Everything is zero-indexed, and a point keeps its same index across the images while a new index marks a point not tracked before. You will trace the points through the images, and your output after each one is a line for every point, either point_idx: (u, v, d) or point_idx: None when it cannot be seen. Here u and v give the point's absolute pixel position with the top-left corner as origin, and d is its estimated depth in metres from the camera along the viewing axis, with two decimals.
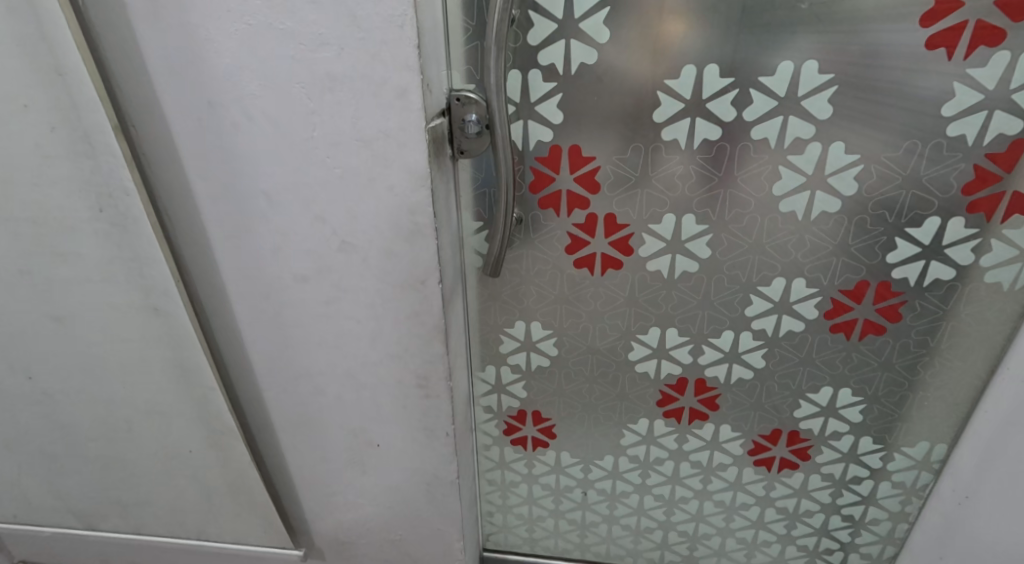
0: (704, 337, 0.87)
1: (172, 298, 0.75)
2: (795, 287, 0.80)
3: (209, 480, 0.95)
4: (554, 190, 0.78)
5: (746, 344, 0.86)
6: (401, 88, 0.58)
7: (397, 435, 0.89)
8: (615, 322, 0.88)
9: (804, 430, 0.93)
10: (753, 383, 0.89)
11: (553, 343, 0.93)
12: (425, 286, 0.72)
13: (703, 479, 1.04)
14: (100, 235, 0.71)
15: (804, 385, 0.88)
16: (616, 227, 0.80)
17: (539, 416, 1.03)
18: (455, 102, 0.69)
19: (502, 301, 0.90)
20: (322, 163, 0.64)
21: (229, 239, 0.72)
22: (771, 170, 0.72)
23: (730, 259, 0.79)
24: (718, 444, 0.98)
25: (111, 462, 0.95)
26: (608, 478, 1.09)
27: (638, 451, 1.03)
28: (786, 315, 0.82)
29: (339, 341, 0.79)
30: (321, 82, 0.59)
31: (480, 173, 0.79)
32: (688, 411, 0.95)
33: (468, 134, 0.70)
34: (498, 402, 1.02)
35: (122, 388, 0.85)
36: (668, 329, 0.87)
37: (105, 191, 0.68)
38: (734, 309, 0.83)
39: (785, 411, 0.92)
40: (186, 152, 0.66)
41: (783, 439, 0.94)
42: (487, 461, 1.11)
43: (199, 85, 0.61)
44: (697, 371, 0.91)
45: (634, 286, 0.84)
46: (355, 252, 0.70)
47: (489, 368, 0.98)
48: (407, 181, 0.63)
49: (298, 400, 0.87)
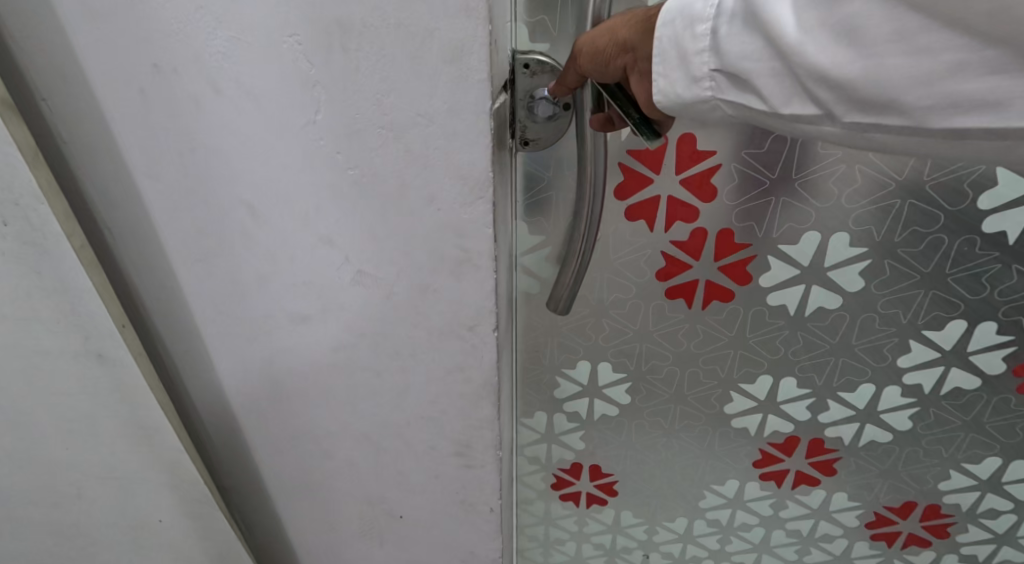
0: (829, 390, 0.76)
1: (117, 342, 0.54)
2: (978, 335, 0.68)
3: (187, 552, 0.75)
4: (652, 196, 0.65)
5: (891, 401, 0.75)
6: (454, 46, 0.37)
7: (425, 509, 0.68)
8: (713, 367, 0.76)
9: (948, 504, 0.82)
10: (890, 447, 0.78)
11: (626, 390, 0.79)
12: (474, 335, 0.50)
13: (800, 550, 0.94)
14: (10, 257, 0.49)
15: (962, 454, 0.77)
16: (730, 249, 0.67)
17: (598, 470, 0.89)
18: (521, 70, 0.53)
19: (561, 336, 0.76)
20: (327, 159, 0.43)
21: (200, 265, 0.51)
22: (986, 173, 0.58)
23: (887, 294, 0.67)
24: (826, 513, 0.88)
25: (52, 536, 0.73)
26: (678, 540, 0.97)
27: (720, 515, 0.91)
28: (956, 367, 0.71)
29: (352, 396, 0.58)
30: (328, 35, 0.38)
31: (541, 172, 0.63)
32: (794, 474, 0.84)
33: (536, 118, 0.54)
34: (547, 453, 0.88)
35: (65, 451, 0.64)
36: (784, 379, 0.76)
37: (6, 197, 0.45)
38: (883, 358, 0.72)
39: (928, 483, 0.81)
40: (129, 141, 0.45)
41: (916, 514, 0.84)
42: (529, 515, 0.97)
43: (138, 37, 0.40)
44: (814, 430, 0.79)
45: (744, 324, 0.72)
46: (376, 286, 0.49)
47: (539, 414, 0.84)
48: (457, 192, 0.42)
49: (298, 463, 0.67)
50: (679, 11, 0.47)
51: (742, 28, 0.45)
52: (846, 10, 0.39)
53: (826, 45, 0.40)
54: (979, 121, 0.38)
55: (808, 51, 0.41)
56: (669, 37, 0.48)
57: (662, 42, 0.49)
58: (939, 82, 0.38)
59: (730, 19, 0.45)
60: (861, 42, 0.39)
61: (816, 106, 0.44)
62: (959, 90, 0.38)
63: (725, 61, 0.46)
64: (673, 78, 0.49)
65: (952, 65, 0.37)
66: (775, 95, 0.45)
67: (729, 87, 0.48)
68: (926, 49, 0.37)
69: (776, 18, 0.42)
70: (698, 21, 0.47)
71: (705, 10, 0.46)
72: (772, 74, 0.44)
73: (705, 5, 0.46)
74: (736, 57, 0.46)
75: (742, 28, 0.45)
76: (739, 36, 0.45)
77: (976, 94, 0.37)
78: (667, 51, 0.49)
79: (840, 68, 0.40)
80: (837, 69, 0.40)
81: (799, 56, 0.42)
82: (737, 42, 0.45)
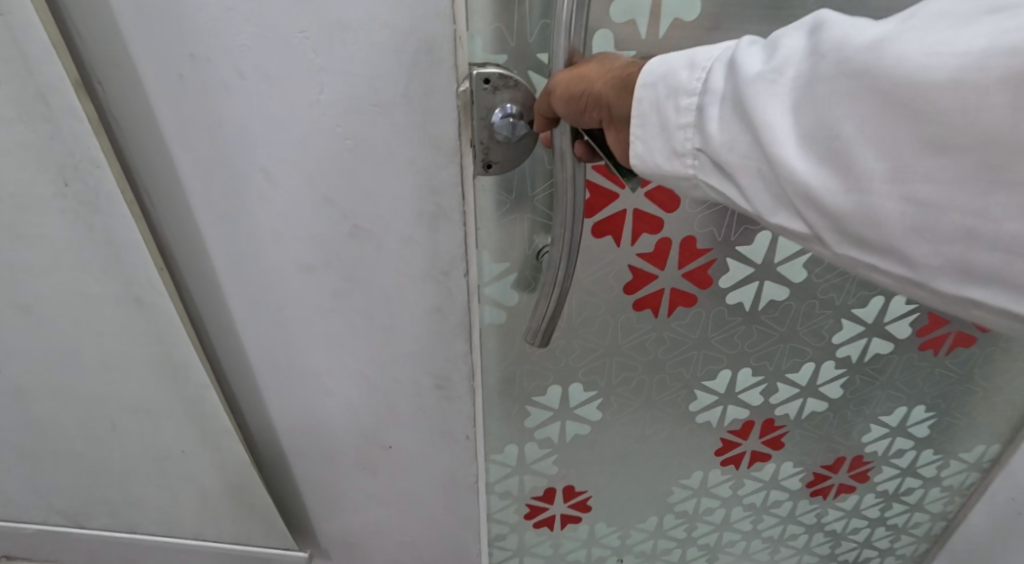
0: (776, 373, 0.90)
1: (153, 289, 0.66)
2: (892, 307, 0.84)
3: (205, 479, 0.88)
4: (619, 209, 0.71)
5: (827, 375, 0.91)
6: (428, 41, 0.48)
7: (410, 439, 0.79)
8: (679, 370, 0.88)
9: (868, 453, 1.02)
10: (826, 414, 0.95)
11: (596, 408, 0.91)
12: (448, 279, 0.62)
13: (753, 519, 1.10)
14: (67, 214, 0.61)
15: (880, 409, 0.96)
16: (690, 257, 0.76)
17: (570, 492, 1.02)
18: (482, 86, 0.55)
19: (532, 362, 0.84)
20: (331, 133, 0.53)
21: (223, 224, 0.61)
22: None
23: (823, 283, 0.80)
24: (776, 482, 1.04)
25: (96, 460, 0.86)
26: (649, 538, 1.12)
27: (687, 505, 1.07)
28: (876, 337, 0.87)
29: (348, 340, 0.69)
30: (330, 32, 0.48)
31: (508, 197, 0.69)
32: (749, 454, 1.00)
33: (497, 137, 0.58)
34: (519, 486, 0.99)
35: (107, 384, 0.77)
36: (741, 369, 0.89)
37: (67, 162, 0.56)
38: (822, 338, 0.86)
39: (854, 438, 1.00)
40: (166, 116, 0.55)
41: (846, 465, 1.03)
42: (504, 552, 1.09)
43: (178, 33, 0.50)
44: (767, 411, 0.94)
45: (706, 322, 0.83)
46: (368, 239, 0.60)
47: (509, 448, 0.94)
48: (433, 157, 0.54)
49: (300, 400, 0.77)
50: (663, 78, 0.50)
51: (727, 112, 0.47)
52: (836, 127, 0.41)
53: (815, 169, 0.42)
54: (996, 298, 0.38)
55: (789, 158, 0.43)
56: (650, 99, 0.51)
57: (642, 104, 0.51)
58: (948, 246, 0.38)
59: (720, 104, 0.48)
60: (846, 158, 0.41)
61: (801, 222, 0.46)
62: (968, 258, 0.38)
63: (706, 143, 0.49)
64: (653, 146, 0.53)
65: (959, 229, 0.37)
66: (758, 198, 0.47)
67: (710, 169, 0.51)
68: (924, 201, 0.38)
69: (765, 119, 0.44)
70: (682, 94, 0.50)
71: (690, 84, 0.50)
72: (758, 175, 0.46)
73: (691, 77, 0.50)
74: (720, 146, 0.48)
75: (727, 115, 0.47)
76: (727, 125, 0.47)
77: (989, 267, 0.37)
78: (648, 114, 0.52)
79: (831, 196, 0.42)
80: (828, 197, 0.42)
81: (790, 173, 0.43)
82: (725, 132, 0.47)
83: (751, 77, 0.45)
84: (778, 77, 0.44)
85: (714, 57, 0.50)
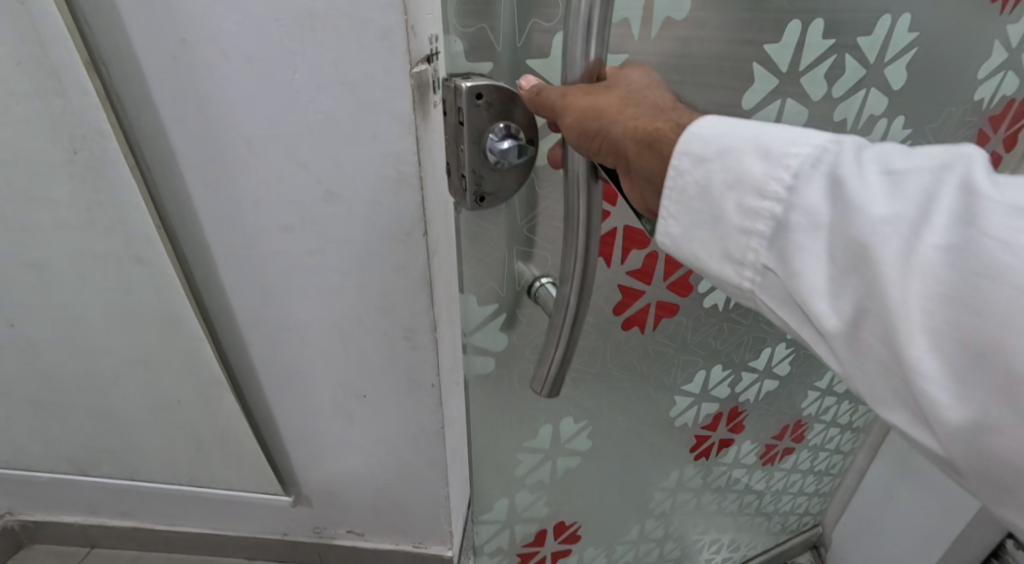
0: (740, 367, 0.97)
1: (152, 245, 0.76)
2: None
3: (199, 427, 0.97)
4: (611, 227, 0.70)
5: (777, 357, 1.00)
6: (385, 29, 0.56)
7: (382, 386, 0.88)
8: (661, 381, 0.91)
9: (805, 415, 1.13)
10: (776, 389, 1.05)
11: (584, 438, 0.92)
12: (410, 238, 0.70)
13: (716, 500, 1.19)
14: (76, 178, 0.72)
15: (814, 374, 1.07)
16: (673, 268, 0.78)
17: (560, 528, 1.05)
18: (474, 105, 0.56)
19: (519, 410, 0.84)
20: (305, 109, 0.62)
21: (212, 190, 0.70)
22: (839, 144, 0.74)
23: None
24: (737, 461, 1.13)
25: (98, 409, 0.96)
26: (630, 546, 1.19)
27: (664, 504, 1.13)
28: None
29: (325, 294, 0.78)
30: (301, 19, 0.57)
31: (496, 230, 0.66)
32: (718, 443, 1.07)
33: (489, 160, 0.58)
34: (512, 536, 1.02)
35: (108, 335, 0.86)
36: (713, 368, 0.94)
37: (77, 131, 0.68)
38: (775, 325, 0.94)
39: (795, 403, 1.10)
40: (159, 93, 0.64)
41: (789, 430, 1.14)
42: None
43: (169, 20, 0.59)
44: (732, 400, 1.01)
45: (682, 326, 0.86)
46: (339, 201, 0.69)
47: (501, 502, 0.94)
48: (394, 127, 0.62)
49: (283, 354, 0.86)
50: (742, 184, 0.47)
51: (830, 253, 0.44)
52: (986, 327, 0.38)
53: (942, 361, 0.40)
54: None
55: (913, 341, 0.40)
56: (699, 180, 0.49)
57: (686, 184, 0.49)
58: None
59: (816, 236, 0.44)
60: (987, 358, 0.38)
61: (903, 406, 0.43)
62: None
63: (780, 268, 0.46)
64: (709, 249, 0.50)
65: None
66: (853, 360, 0.44)
67: (774, 294, 0.47)
68: None
69: (891, 287, 0.41)
70: (761, 206, 0.46)
71: (774, 193, 0.46)
72: (862, 337, 0.43)
73: (772, 180, 0.46)
74: (809, 286, 0.44)
75: (828, 256, 0.44)
76: (832, 269, 0.44)
77: None
78: (695, 200, 0.49)
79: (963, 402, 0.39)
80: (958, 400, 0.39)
81: (915, 361, 0.40)
82: (822, 276, 0.44)
83: (871, 228, 0.42)
84: (912, 243, 0.41)
85: (798, 152, 0.46)
